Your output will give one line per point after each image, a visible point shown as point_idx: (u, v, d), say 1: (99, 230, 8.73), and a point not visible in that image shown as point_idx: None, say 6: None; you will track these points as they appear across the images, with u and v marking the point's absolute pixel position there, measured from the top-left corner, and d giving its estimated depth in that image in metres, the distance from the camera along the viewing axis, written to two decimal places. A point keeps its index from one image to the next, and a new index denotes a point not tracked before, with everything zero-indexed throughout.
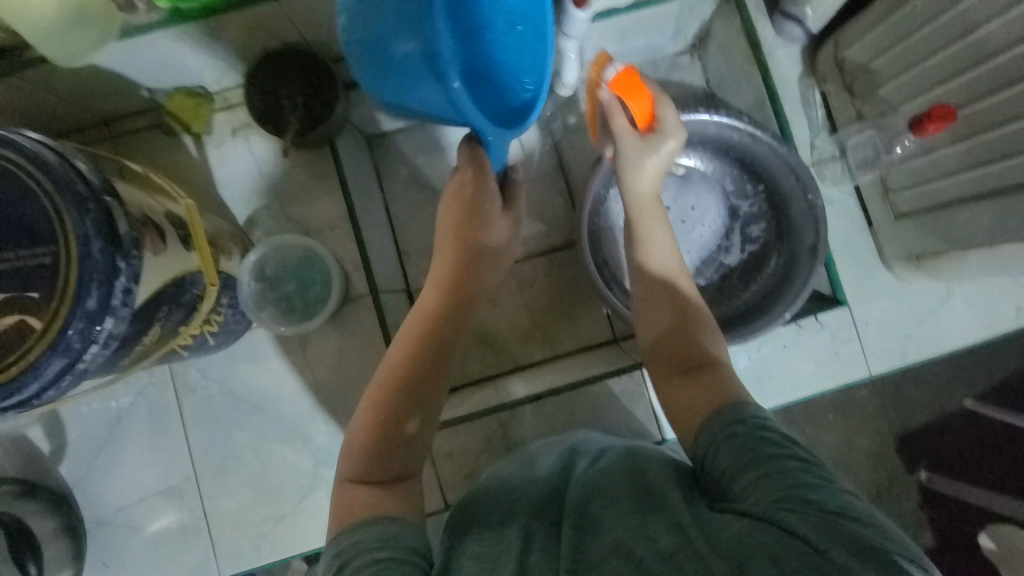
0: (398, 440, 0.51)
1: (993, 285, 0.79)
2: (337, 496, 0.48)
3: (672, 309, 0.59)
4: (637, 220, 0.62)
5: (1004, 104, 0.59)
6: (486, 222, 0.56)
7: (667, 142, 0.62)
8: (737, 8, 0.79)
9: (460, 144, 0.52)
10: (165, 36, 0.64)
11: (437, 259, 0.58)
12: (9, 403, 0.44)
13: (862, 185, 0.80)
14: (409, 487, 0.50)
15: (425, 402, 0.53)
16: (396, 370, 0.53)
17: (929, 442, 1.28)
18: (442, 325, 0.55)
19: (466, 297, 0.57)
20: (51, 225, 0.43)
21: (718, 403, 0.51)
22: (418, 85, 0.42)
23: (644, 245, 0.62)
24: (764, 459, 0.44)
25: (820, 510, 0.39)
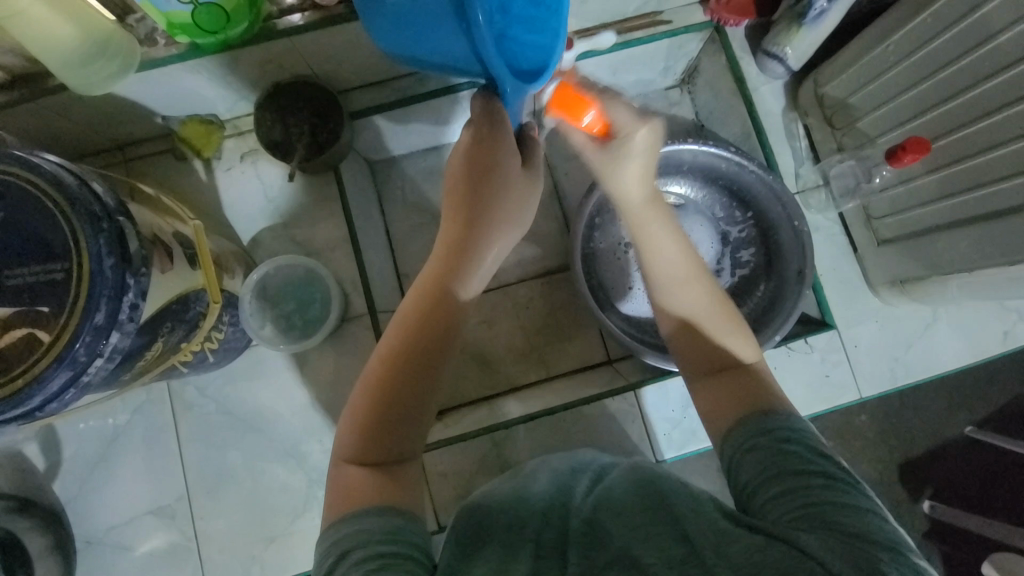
0: (403, 419, 0.49)
1: (979, 310, 0.81)
2: (336, 480, 0.48)
3: (691, 312, 0.58)
4: (638, 224, 0.61)
5: (973, 136, 0.62)
6: (497, 186, 0.54)
7: (633, 140, 0.61)
8: (722, 46, 0.84)
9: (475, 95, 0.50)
10: (181, 66, 0.68)
11: (446, 221, 0.55)
12: (17, 414, 0.45)
13: (846, 213, 0.83)
14: (409, 471, 0.50)
15: (432, 377, 0.51)
16: (399, 342, 0.50)
17: (930, 470, 1.27)
18: (450, 293, 0.52)
19: (472, 265, 0.54)
20: (66, 242, 0.46)
21: (748, 409, 0.52)
22: (441, 31, 0.42)
23: (652, 247, 0.60)
24: (791, 474, 0.45)
25: (841, 533, 0.39)
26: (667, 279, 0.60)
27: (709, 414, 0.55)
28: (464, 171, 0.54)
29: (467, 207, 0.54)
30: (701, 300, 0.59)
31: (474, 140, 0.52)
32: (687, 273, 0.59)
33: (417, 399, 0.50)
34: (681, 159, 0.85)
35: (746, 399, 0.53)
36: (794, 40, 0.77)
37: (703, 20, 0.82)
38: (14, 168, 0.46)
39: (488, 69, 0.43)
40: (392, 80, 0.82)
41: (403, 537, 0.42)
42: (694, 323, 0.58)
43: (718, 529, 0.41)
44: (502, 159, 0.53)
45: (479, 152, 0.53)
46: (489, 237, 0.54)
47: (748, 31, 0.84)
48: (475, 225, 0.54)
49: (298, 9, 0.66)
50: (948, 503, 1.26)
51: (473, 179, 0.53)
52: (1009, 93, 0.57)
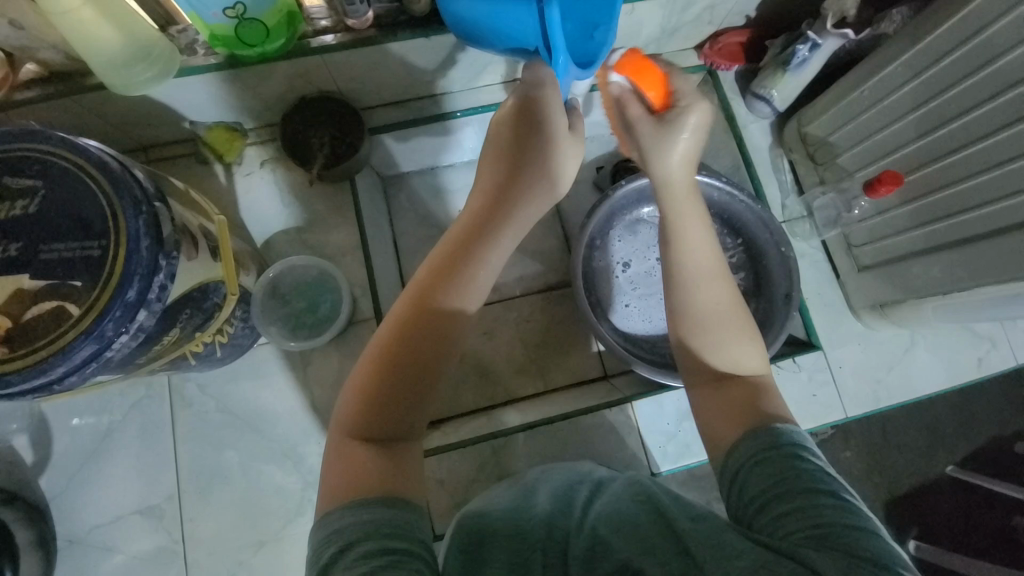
0: (402, 394, 0.47)
1: (952, 338, 0.86)
2: (335, 453, 0.45)
3: (709, 312, 0.57)
4: (672, 212, 0.59)
5: (941, 171, 0.69)
6: (529, 163, 0.54)
7: (689, 118, 0.60)
8: (714, 88, 0.93)
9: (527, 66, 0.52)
10: (217, 75, 0.73)
11: (482, 182, 0.55)
12: (31, 386, 0.46)
13: (828, 241, 0.90)
14: (410, 453, 0.47)
15: (445, 343, 0.48)
16: (416, 301, 0.48)
17: (915, 508, 1.29)
18: (476, 255, 0.51)
19: (490, 238, 0.51)
20: (106, 221, 0.48)
21: (753, 423, 0.51)
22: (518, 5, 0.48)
23: (681, 235, 0.59)
24: (798, 492, 0.44)
25: (853, 556, 0.38)
26: (687, 276, 0.58)
27: (714, 424, 0.54)
28: (500, 145, 0.55)
29: (505, 167, 0.54)
30: (722, 301, 0.57)
31: (523, 100, 0.52)
32: (708, 272, 0.58)
33: (429, 368, 0.48)
34: None
35: (752, 406, 0.53)
36: (779, 84, 0.85)
37: (698, 63, 0.92)
38: (60, 150, 0.49)
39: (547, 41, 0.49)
40: (414, 101, 0.88)
41: (407, 532, 0.40)
42: (708, 323, 0.57)
43: (723, 543, 0.42)
44: (546, 124, 0.53)
45: (526, 112, 0.52)
46: (520, 202, 0.53)
47: (737, 76, 0.94)
48: (503, 190, 0.54)
49: (331, 30, 0.72)
50: (933, 543, 1.27)
51: (516, 141, 0.54)
52: (974, 131, 0.64)
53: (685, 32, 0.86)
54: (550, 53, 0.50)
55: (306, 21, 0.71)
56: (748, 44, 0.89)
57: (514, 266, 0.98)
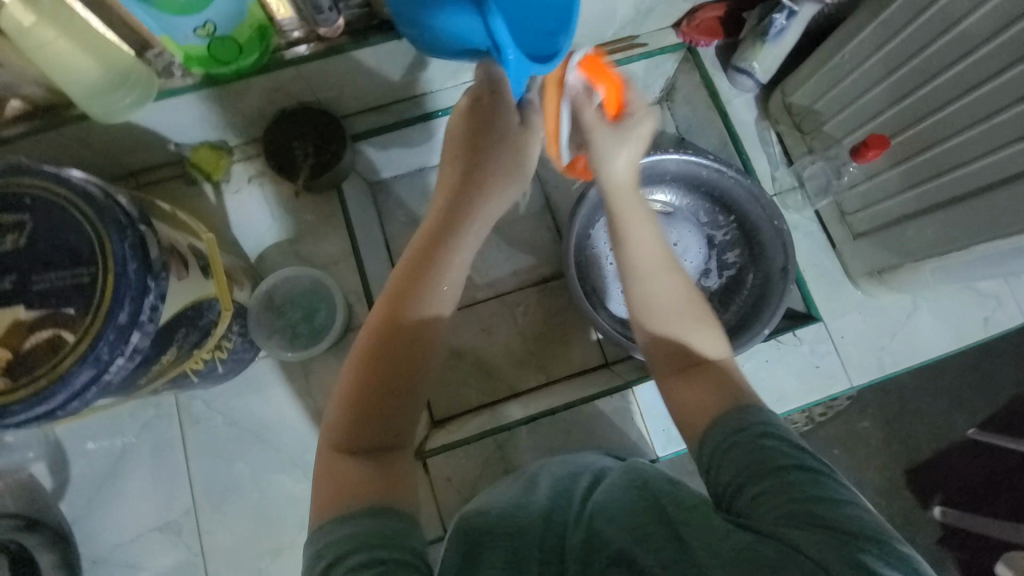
0: (386, 405, 0.47)
1: (956, 299, 0.85)
2: (322, 472, 0.46)
3: (665, 308, 0.59)
4: (620, 208, 0.61)
5: (930, 129, 0.67)
6: (490, 154, 0.54)
7: (640, 124, 0.64)
8: (695, 65, 0.92)
9: (478, 66, 0.52)
10: (197, 96, 0.74)
11: (443, 185, 0.55)
12: (36, 414, 0.47)
13: (822, 210, 0.88)
14: (403, 464, 0.48)
15: (419, 350, 0.48)
16: (386, 312, 0.49)
17: (937, 474, 1.27)
18: (439, 257, 0.51)
19: (453, 240, 0.52)
20: (92, 248, 0.49)
21: (721, 410, 0.52)
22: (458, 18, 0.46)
23: (630, 233, 0.60)
24: (772, 470, 0.45)
25: (831, 529, 0.39)
26: (641, 268, 0.60)
27: (689, 411, 0.55)
28: (458, 144, 0.54)
29: (462, 169, 0.54)
30: (675, 291, 0.59)
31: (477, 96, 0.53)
32: (660, 264, 0.60)
33: (404, 377, 0.48)
34: (665, 168, 0.91)
35: (723, 392, 0.54)
36: (759, 56, 0.84)
37: (677, 42, 0.90)
38: (44, 182, 0.50)
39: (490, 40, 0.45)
40: (393, 105, 0.88)
41: (400, 543, 0.40)
42: (664, 318, 0.58)
43: (713, 534, 0.42)
44: (501, 116, 0.53)
45: (482, 111, 0.53)
46: (481, 202, 0.54)
47: (717, 50, 0.92)
48: (464, 188, 0.53)
49: (305, 41, 0.72)
50: (957, 507, 1.26)
51: (472, 138, 0.54)
52: (960, 85, 0.62)
53: (659, 11, 0.85)
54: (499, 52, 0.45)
55: (278, 34, 0.72)
56: (725, 17, 0.88)
57: (507, 261, 0.98)
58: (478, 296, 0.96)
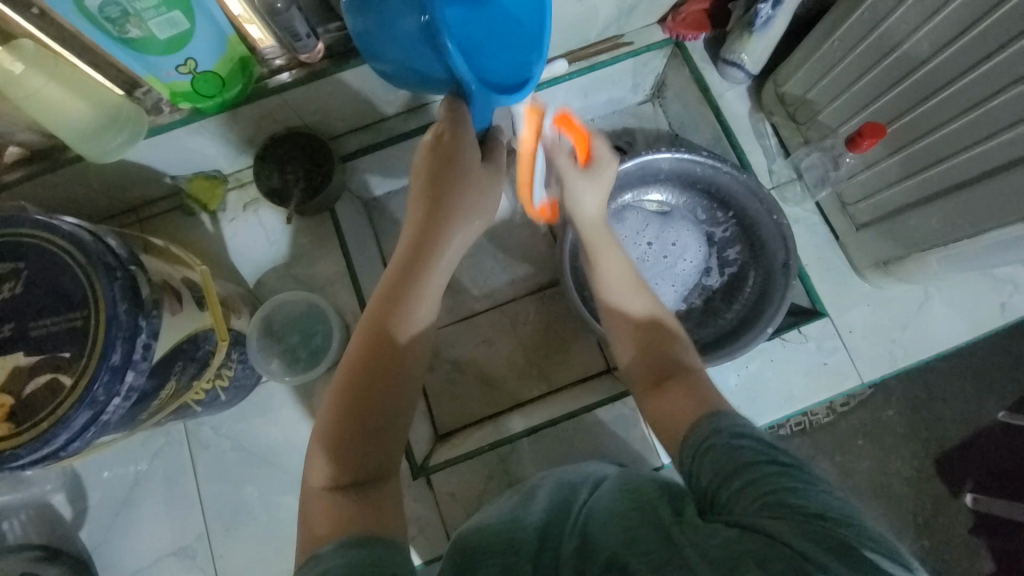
0: (368, 441, 0.49)
1: (970, 285, 0.81)
2: (307, 509, 0.47)
3: (638, 325, 0.67)
4: (594, 240, 0.72)
5: (927, 115, 0.65)
6: (454, 189, 0.55)
7: (604, 172, 0.71)
8: (683, 60, 0.89)
9: (441, 101, 0.52)
10: (186, 130, 0.75)
11: (408, 223, 0.56)
12: (39, 456, 0.48)
13: (822, 202, 0.86)
14: (387, 492, 0.49)
15: (397, 385, 0.51)
16: (365, 347, 0.51)
17: (968, 460, 1.22)
18: (411, 295, 0.53)
19: (422, 278, 0.53)
20: (84, 293, 0.50)
21: (700, 412, 0.56)
22: (422, 60, 0.46)
23: (603, 263, 0.71)
24: (748, 466, 0.46)
25: (806, 515, 0.40)
26: (617, 293, 0.69)
27: (665, 421, 0.59)
28: (421, 182, 0.55)
29: (427, 206, 0.55)
30: (646, 310, 0.68)
31: (436, 136, 0.54)
32: (630, 287, 0.69)
33: (386, 412, 0.50)
34: (658, 167, 0.89)
35: (698, 399, 0.58)
36: (748, 47, 0.82)
37: (663, 38, 0.88)
38: (37, 231, 0.51)
39: (456, 76, 0.46)
40: (380, 123, 0.88)
41: (382, 566, 0.40)
42: (640, 337, 0.66)
43: (697, 532, 0.42)
44: (461, 154, 0.54)
45: (441, 149, 0.54)
46: (449, 237, 0.55)
47: (706, 43, 0.89)
48: (430, 226, 0.55)
49: (287, 68, 0.73)
50: (989, 493, 1.21)
51: (436, 177, 0.54)
52: (955, 67, 0.60)
53: (642, 9, 0.83)
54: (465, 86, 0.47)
55: (260, 63, 0.72)
56: (712, 10, 0.85)
57: (503, 270, 0.97)
58: (476, 308, 0.96)
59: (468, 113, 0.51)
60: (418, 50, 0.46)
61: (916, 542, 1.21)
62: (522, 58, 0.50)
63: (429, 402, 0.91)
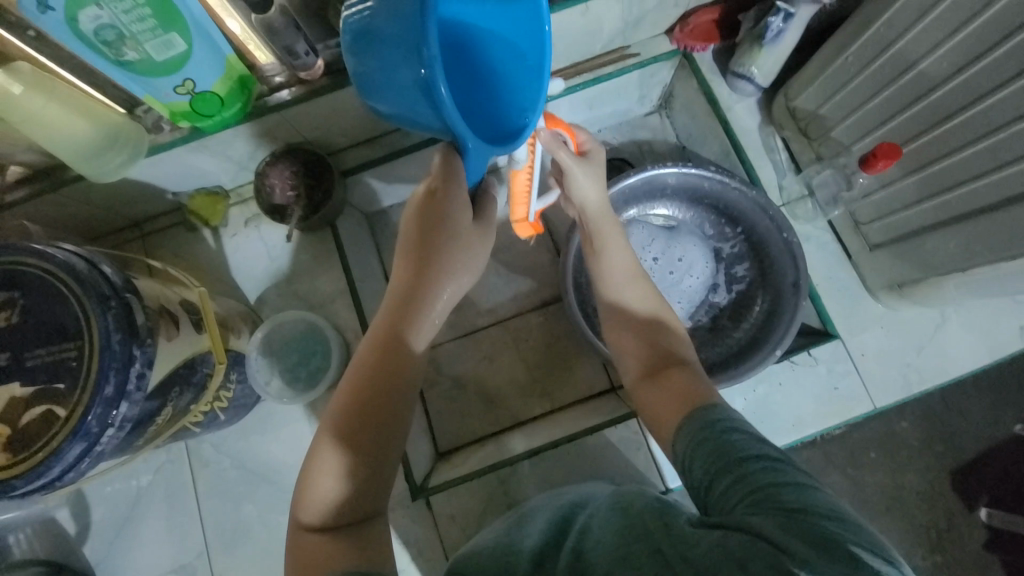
0: (358, 484, 0.51)
1: (988, 308, 0.78)
2: (294, 549, 0.49)
3: (643, 314, 0.66)
4: (597, 230, 0.70)
5: (945, 136, 0.62)
6: (445, 240, 0.55)
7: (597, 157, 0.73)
8: (691, 71, 0.87)
9: (436, 151, 0.50)
10: (186, 149, 0.75)
11: (399, 268, 0.56)
12: (36, 486, 0.48)
13: (834, 220, 0.83)
14: (376, 529, 0.51)
15: (389, 431, 0.52)
16: (353, 387, 0.52)
17: (984, 475, 1.19)
18: (403, 343, 0.54)
19: (412, 328, 0.54)
20: (79, 322, 0.50)
21: (692, 406, 0.55)
22: (418, 107, 0.44)
23: (605, 251, 0.69)
24: (735, 460, 0.46)
25: (790, 511, 0.39)
26: (617, 280, 0.68)
27: (660, 412, 0.58)
28: (414, 230, 0.55)
29: (418, 254, 0.55)
30: (648, 300, 0.67)
31: (428, 192, 0.54)
32: (631, 276, 0.68)
33: (377, 455, 0.52)
34: (664, 182, 0.87)
35: (690, 397, 0.56)
36: (757, 60, 0.79)
37: (671, 49, 0.85)
38: (33, 261, 0.51)
39: (449, 127, 0.44)
40: (382, 137, 0.87)
41: None
42: (645, 330, 0.65)
43: (680, 533, 0.41)
44: (454, 209, 0.53)
45: (434, 200, 0.54)
46: (441, 281, 0.55)
47: (715, 54, 0.87)
48: (422, 276, 0.55)
49: (286, 85, 0.72)
50: (1004, 510, 1.18)
51: (425, 222, 0.54)
52: (974, 89, 0.57)
53: (649, 20, 0.80)
54: (458, 140, 0.45)
55: (260, 81, 0.71)
56: (721, 20, 0.82)
57: (506, 285, 0.96)
58: (479, 323, 0.95)
59: (463, 167, 0.49)
60: (414, 99, 0.44)
61: (929, 558, 1.18)
62: (519, 111, 0.49)
63: (430, 418, 0.91)
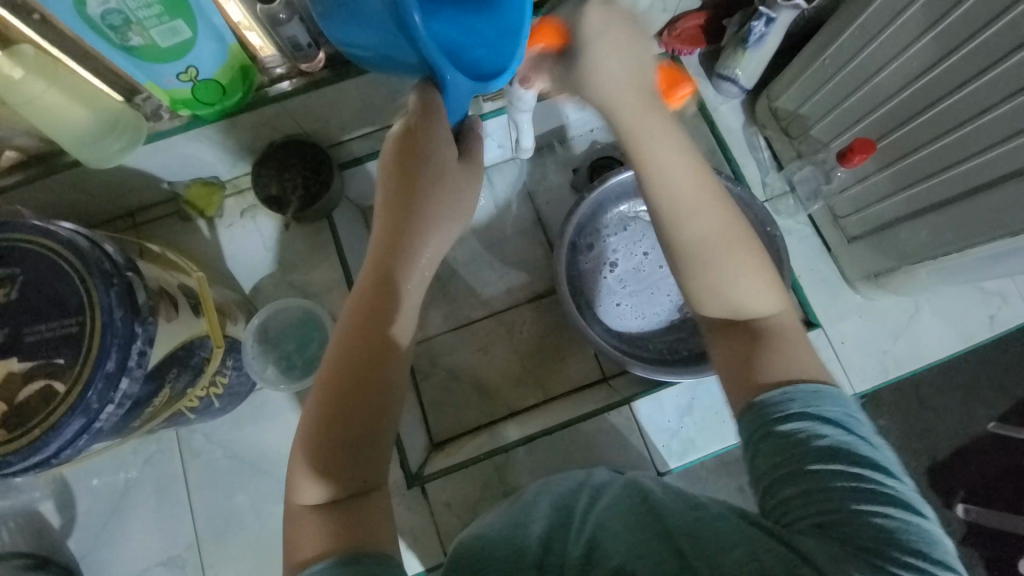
0: (354, 451, 0.50)
1: (958, 298, 0.83)
2: (297, 524, 0.49)
3: (707, 238, 0.55)
4: (635, 131, 0.58)
5: (916, 132, 0.67)
6: (427, 190, 0.56)
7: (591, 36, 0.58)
8: (679, 74, 0.91)
9: (413, 88, 0.53)
10: (185, 137, 0.75)
11: (380, 227, 0.57)
12: (31, 464, 0.48)
13: (814, 214, 0.87)
14: (377, 499, 0.51)
15: (385, 387, 0.52)
16: (343, 350, 0.52)
17: (958, 471, 1.23)
18: (391, 300, 0.54)
19: (398, 285, 0.55)
20: (80, 299, 0.50)
21: (786, 362, 0.50)
22: (390, 37, 0.47)
23: (649, 160, 0.57)
24: (811, 475, 0.43)
25: (858, 554, 0.39)
26: (678, 204, 0.56)
27: (739, 364, 0.52)
28: (393, 185, 0.56)
29: (403, 211, 0.56)
30: (718, 221, 0.55)
31: (407, 142, 0.55)
32: (697, 200, 0.56)
33: (369, 419, 0.51)
34: None
35: (769, 344, 0.52)
36: (741, 62, 0.84)
37: (659, 52, 0.88)
38: (34, 237, 0.51)
39: (423, 55, 0.47)
40: (379, 131, 0.89)
41: None
42: (709, 248, 0.55)
43: (703, 535, 0.43)
44: (432, 161, 0.56)
45: (409, 151, 0.55)
46: (426, 234, 0.57)
47: (701, 58, 0.91)
48: (406, 231, 0.56)
49: (287, 76, 0.73)
50: (978, 504, 1.23)
51: (405, 176, 0.56)
52: (942, 86, 0.62)
53: (640, 24, 0.84)
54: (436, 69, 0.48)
55: (261, 72, 0.72)
56: (707, 25, 0.86)
57: (500, 278, 0.98)
58: (473, 316, 0.96)
59: (442, 103, 0.53)
60: (384, 28, 0.46)
61: None
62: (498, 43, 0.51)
63: (424, 410, 0.91)
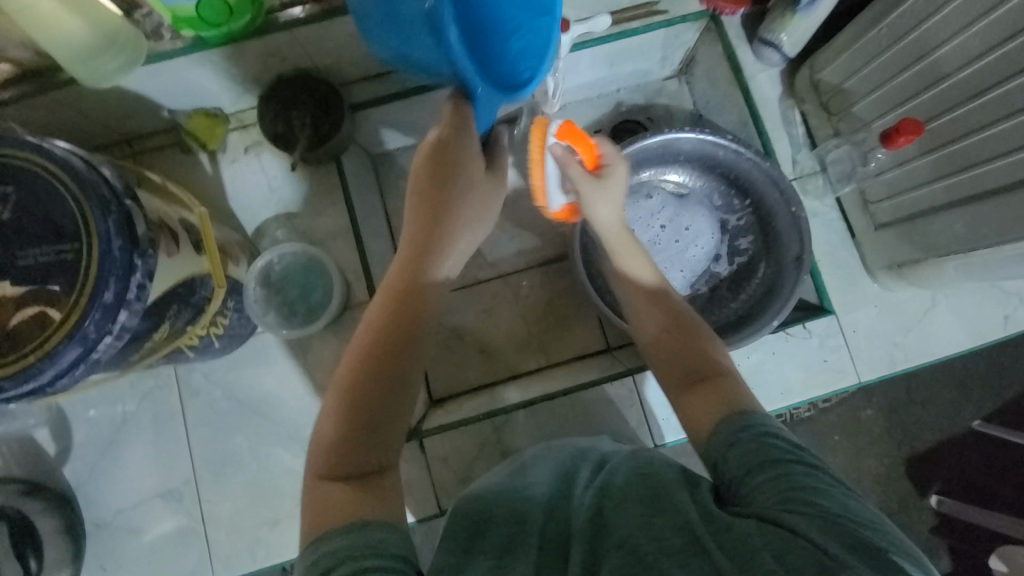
0: (370, 438, 0.49)
1: (976, 295, 0.81)
2: (306, 500, 0.47)
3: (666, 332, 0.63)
4: (615, 248, 0.68)
5: (967, 116, 0.63)
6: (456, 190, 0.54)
7: (616, 172, 0.68)
8: (718, 34, 0.83)
9: (443, 101, 0.51)
10: (187, 62, 0.70)
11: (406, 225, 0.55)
12: (25, 390, 0.47)
13: (843, 198, 0.84)
14: (389, 481, 0.49)
15: (404, 378, 0.51)
16: (367, 342, 0.51)
17: (938, 465, 1.25)
18: (416, 293, 0.52)
19: (422, 281, 0.53)
20: (76, 224, 0.47)
21: (727, 410, 0.52)
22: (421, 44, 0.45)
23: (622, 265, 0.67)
24: (775, 463, 0.45)
25: (823, 512, 0.40)
26: (637, 299, 0.67)
27: (693, 421, 0.55)
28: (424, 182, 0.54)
29: (432, 207, 0.54)
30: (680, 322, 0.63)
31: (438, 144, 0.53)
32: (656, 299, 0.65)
33: (384, 409, 0.50)
34: (679, 148, 0.84)
35: (731, 400, 0.53)
36: (788, 26, 0.77)
37: (699, 9, 0.79)
38: (27, 154, 0.48)
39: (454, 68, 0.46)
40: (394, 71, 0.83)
41: (388, 548, 0.41)
42: (667, 332, 0.63)
43: (709, 517, 0.41)
44: (462, 162, 0.54)
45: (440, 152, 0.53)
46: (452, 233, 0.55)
47: (744, 19, 0.83)
48: (434, 228, 0.54)
49: (300, 3, 0.67)
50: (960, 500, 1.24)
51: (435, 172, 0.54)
52: (1003, 68, 0.57)
53: None
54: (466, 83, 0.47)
55: None
56: None
57: (511, 240, 0.95)
58: (480, 276, 0.94)
59: (472, 115, 0.51)
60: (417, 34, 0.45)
61: None
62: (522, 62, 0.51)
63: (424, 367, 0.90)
